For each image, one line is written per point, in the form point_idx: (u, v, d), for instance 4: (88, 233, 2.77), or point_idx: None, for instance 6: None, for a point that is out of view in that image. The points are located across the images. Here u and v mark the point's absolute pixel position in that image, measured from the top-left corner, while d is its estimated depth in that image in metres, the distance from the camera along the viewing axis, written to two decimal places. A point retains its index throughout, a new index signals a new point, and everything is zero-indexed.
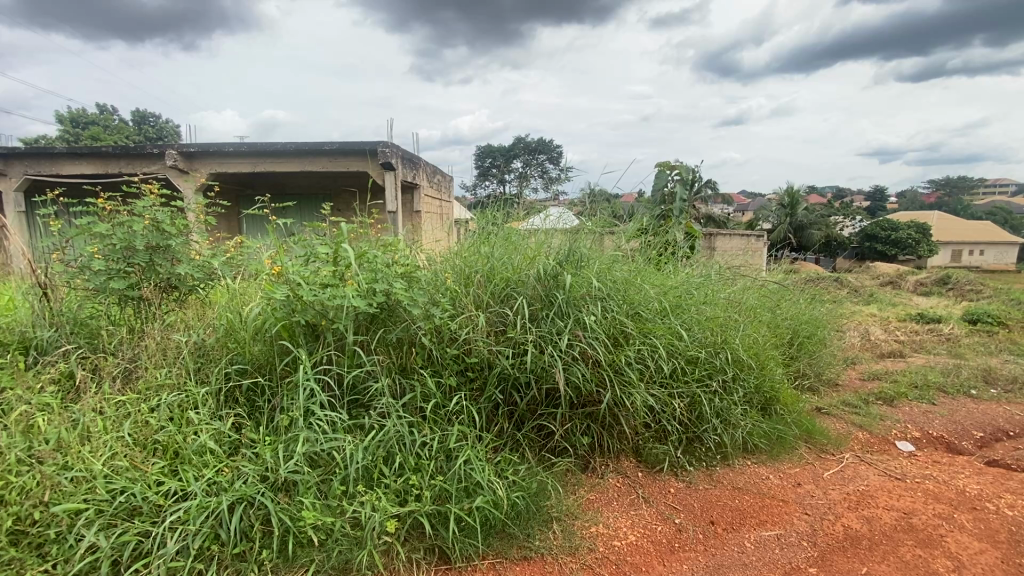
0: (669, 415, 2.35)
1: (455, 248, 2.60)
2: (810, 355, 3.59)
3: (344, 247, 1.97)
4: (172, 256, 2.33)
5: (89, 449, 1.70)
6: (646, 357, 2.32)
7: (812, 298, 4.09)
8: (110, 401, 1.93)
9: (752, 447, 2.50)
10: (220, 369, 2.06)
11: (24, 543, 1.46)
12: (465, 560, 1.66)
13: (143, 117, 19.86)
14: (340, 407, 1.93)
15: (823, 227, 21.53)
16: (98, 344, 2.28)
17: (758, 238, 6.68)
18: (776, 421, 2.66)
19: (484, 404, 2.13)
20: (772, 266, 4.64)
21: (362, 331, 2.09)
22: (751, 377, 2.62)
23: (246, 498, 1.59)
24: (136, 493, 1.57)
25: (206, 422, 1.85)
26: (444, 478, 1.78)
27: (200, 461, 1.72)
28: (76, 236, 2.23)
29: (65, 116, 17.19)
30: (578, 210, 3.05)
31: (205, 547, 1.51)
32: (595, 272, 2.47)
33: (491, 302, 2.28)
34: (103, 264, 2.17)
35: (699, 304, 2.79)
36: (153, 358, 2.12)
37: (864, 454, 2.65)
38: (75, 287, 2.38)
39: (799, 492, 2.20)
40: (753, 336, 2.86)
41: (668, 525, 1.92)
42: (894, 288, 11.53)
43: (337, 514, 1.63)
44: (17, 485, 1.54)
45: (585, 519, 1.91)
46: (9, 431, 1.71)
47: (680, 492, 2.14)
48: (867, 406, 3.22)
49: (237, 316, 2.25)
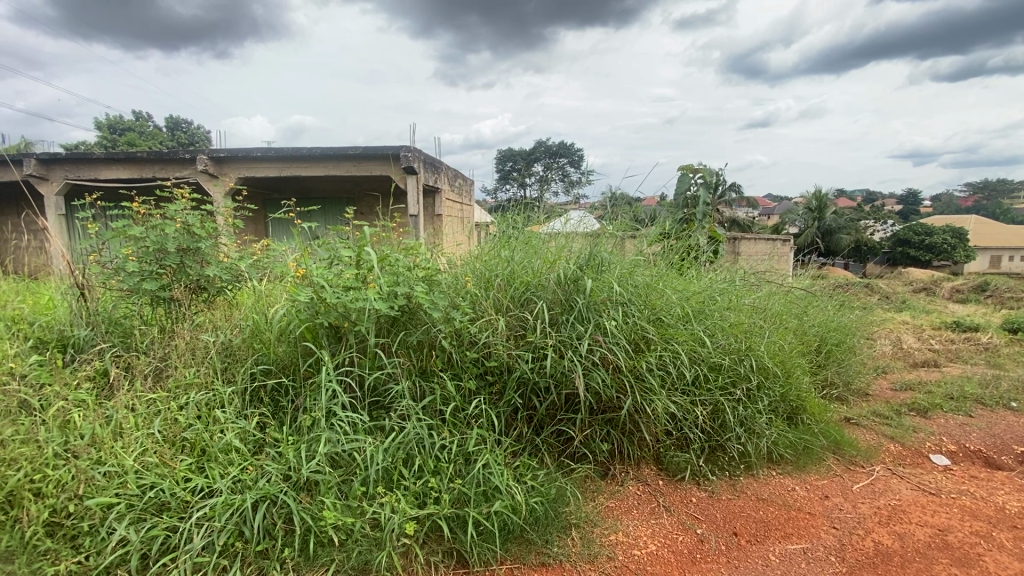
0: (692, 423, 2.30)
1: (475, 252, 2.63)
2: (838, 363, 3.49)
3: (365, 251, 2.02)
4: (202, 258, 2.39)
5: (122, 444, 1.76)
6: (667, 364, 2.28)
7: (840, 305, 3.99)
8: (142, 398, 1.98)
9: (778, 457, 2.44)
10: (246, 369, 2.11)
11: (59, 534, 1.56)
12: (483, 564, 1.65)
13: (176, 121, 20.66)
14: (360, 408, 1.96)
15: (853, 230, 20.96)
16: (131, 343, 2.35)
17: (786, 242, 6.49)
18: (803, 431, 2.59)
19: (503, 408, 2.12)
20: (797, 271, 4.53)
21: (383, 334, 2.11)
22: (777, 386, 2.57)
23: (269, 497, 1.62)
24: (164, 489, 1.62)
25: (232, 421, 1.89)
26: (463, 482, 1.79)
27: (226, 459, 1.76)
28: (112, 238, 2.31)
29: (103, 122, 18.03)
30: (598, 214, 3.03)
31: (230, 544, 1.54)
32: (617, 276, 2.45)
33: (511, 306, 2.29)
34: (137, 266, 2.24)
35: (723, 310, 2.74)
36: (182, 358, 2.18)
37: (896, 467, 2.55)
38: (110, 288, 2.46)
39: (827, 505, 2.13)
40: (779, 344, 2.80)
41: (690, 535, 1.88)
42: (928, 293, 11.30)
43: (357, 514, 1.64)
44: (54, 479, 1.62)
45: (605, 526, 1.89)
46: (47, 427, 1.79)
47: (702, 501, 2.10)
48: (899, 417, 3.11)
49: (263, 318, 2.31)
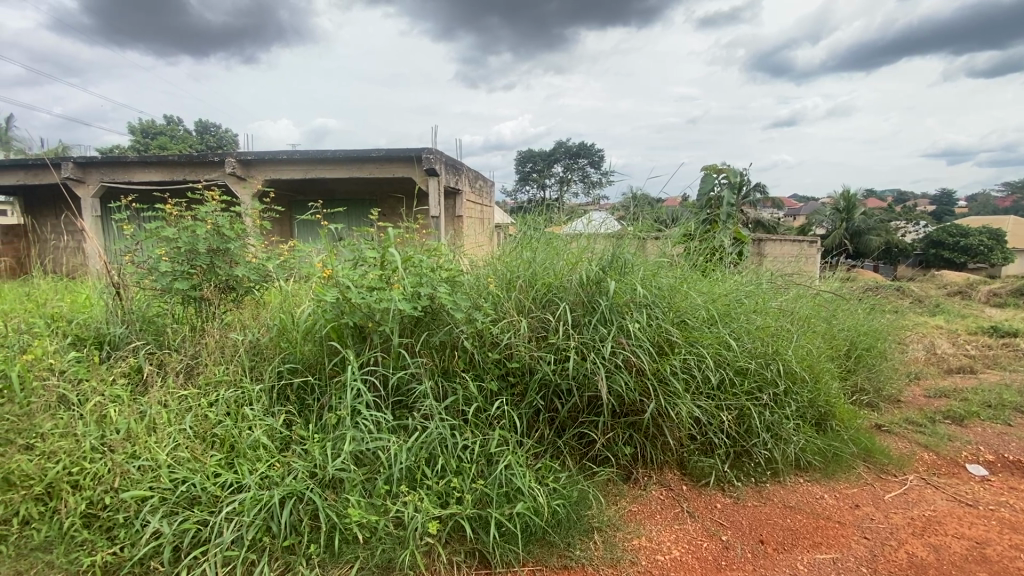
0: (716, 428, 2.26)
1: (497, 253, 2.64)
2: (869, 369, 3.39)
3: (390, 252, 2.04)
4: (231, 259, 2.46)
5: (155, 439, 1.82)
6: (692, 367, 2.25)
7: (870, 308, 3.88)
8: (174, 395, 2.04)
9: (805, 464, 2.38)
10: (274, 367, 2.15)
11: (96, 526, 1.63)
12: (505, 565, 1.65)
13: (206, 126, 21.23)
14: (384, 407, 1.99)
15: (883, 232, 20.35)
16: (163, 341, 2.42)
17: (813, 244, 6.33)
18: (831, 438, 2.52)
19: (525, 410, 2.12)
20: (825, 274, 4.43)
21: (407, 334, 2.13)
22: (805, 391, 2.51)
23: (295, 493, 1.66)
24: (196, 484, 1.67)
25: (260, 418, 1.94)
26: (485, 482, 1.79)
27: (254, 455, 1.80)
28: (146, 240, 2.39)
29: (136, 127, 18.64)
30: (620, 215, 3.01)
31: (258, 538, 1.57)
32: (640, 278, 2.43)
33: (533, 307, 2.29)
34: (170, 266, 2.30)
35: (749, 313, 2.69)
36: (212, 355, 2.24)
37: (930, 477, 2.46)
38: (144, 287, 2.55)
39: (857, 514, 2.07)
40: (807, 348, 2.73)
41: (715, 542, 1.85)
42: (963, 297, 10.89)
43: (381, 513, 1.66)
44: (92, 471, 1.69)
45: (628, 530, 1.87)
46: (85, 421, 1.86)
47: (727, 507, 2.06)
48: (933, 425, 3.00)
49: (290, 317, 2.35)
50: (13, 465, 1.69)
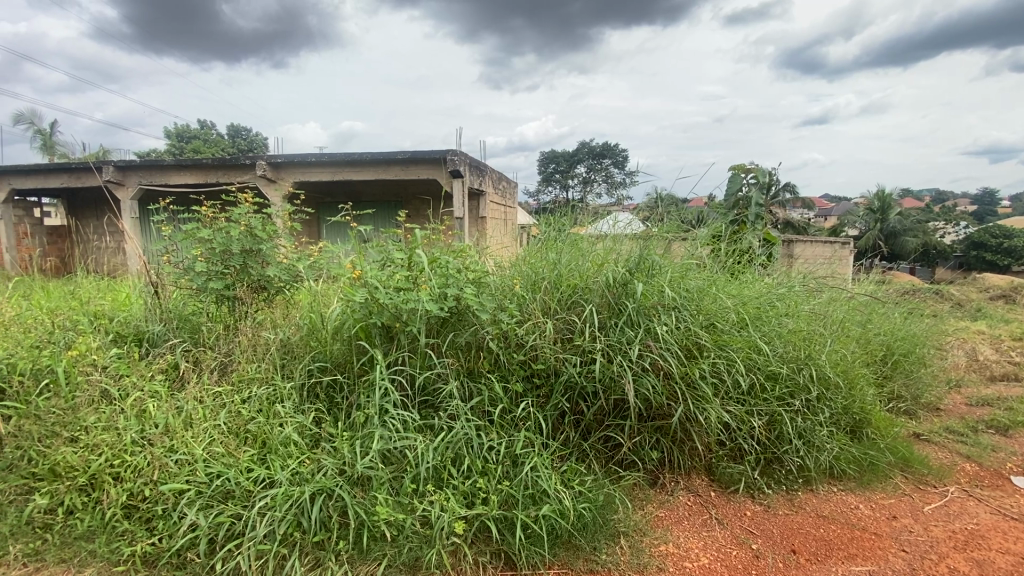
0: (746, 434, 2.22)
1: (522, 254, 2.64)
2: (907, 375, 3.27)
3: (417, 253, 2.07)
4: (263, 259, 2.51)
5: (192, 434, 1.88)
6: (721, 372, 2.21)
7: (907, 313, 3.74)
8: (209, 391, 2.10)
9: (839, 473, 2.31)
10: (304, 366, 2.20)
11: (136, 516, 1.69)
12: (531, 567, 1.65)
13: (237, 129, 21.85)
14: (411, 406, 2.01)
15: (920, 233, 19.61)
16: (198, 339, 2.50)
17: (847, 245, 6.13)
18: (867, 446, 2.44)
19: (550, 412, 2.12)
20: (860, 276, 4.29)
21: (433, 334, 2.15)
22: (839, 398, 2.43)
23: (325, 490, 1.69)
24: (230, 478, 1.72)
25: (291, 415, 1.98)
26: (511, 484, 1.80)
27: (285, 452, 1.84)
28: (183, 240, 2.47)
29: (171, 131, 19.29)
30: (645, 216, 2.97)
31: (289, 533, 1.61)
32: (668, 280, 2.39)
33: (558, 309, 2.28)
34: (205, 265, 2.37)
35: (781, 317, 2.62)
36: (246, 353, 2.30)
37: (972, 489, 2.35)
38: (181, 287, 2.63)
39: (895, 526, 2.00)
40: (841, 353, 2.65)
41: (745, 550, 1.81)
42: (1007, 301, 10.41)
43: (408, 511, 1.68)
44: (133, 464, 1.76)
45: (654, 536, 1.84)
46: (125, 415, 1.93)
47: (757, 515, 2.01)
48: (976, 435, 2.87)
49: (320, 316, 2.40)
50: (59, 457, 1.78)
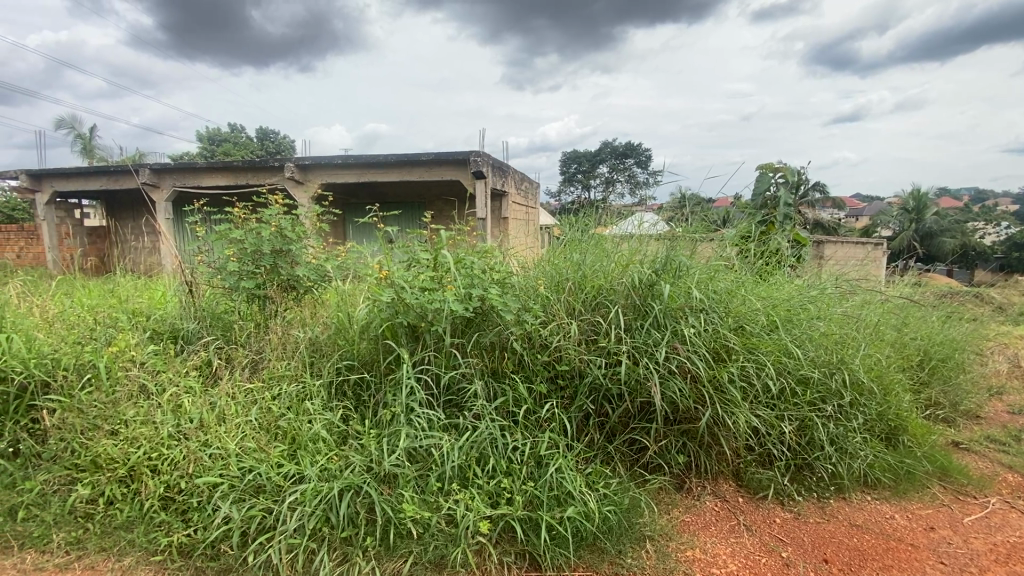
0: (776, 439, 2.17)
1: (546, 255, 2.64)
2: (945, 382, 3.15)
3: (442, 254, 2.09)
4: (292, 259, 2.57)
5: (225, 429, 1.93)
6: (751, 375, 2.17)
7: (945, 317, 3.60)
8: (241, 388, 2.16)
9: (874, 481, 2.24)
10: (332, 364, 2.24)
11: (172, 508, 1.74)
12: (556, 569, 1.64)
13: (265, 132, 22.39)
14: (436, 406, 2.03)
15: (958, 234, 18.88)
16: (231, 336, 2.58)
17: (880, 246, 5.94)
18: (903, 455, 2.36)
19: (575, 413, 2.11)
20: (895, 278, 4.15)
21: (458, 334, 2.17)
22: (873, 404, 2.36)
23: (353, 486, 1.71)
24: (261, 473, 1.76)
25: (320, 412, 2.02)
26: (536, 485, 1.80)
27: (314, 448, 1.88)
28: (217, 241, 2.55)
29: (202, 134, 19.89)
30: (669, 216, 2.93)
31: (318, 528, 1.64)
32: (695, 281, 2.36)
33: (582, 310, 2.27)
34: (237, 265, 2.44)
35: (812, 319, 2.56)
36: (276, 351, 2.36)
37: (1016, 500, 2.25)
38: (214, 285, 2.71)
39: (932, 537, 1.93)
40: (875, 357, 2.58)
41: (774, 558, 1.77)
42: None
43: (433, 509, 1.69)
44: (169, 457, 1.82)
45: (680, 541, 1.82)
46: (162, 410, 2.00)
47: (787, 523, 1.97)
48: (1020, 445, 2.75)
49: (347, 316, 2.43)
50: (101, 449, 1.85)
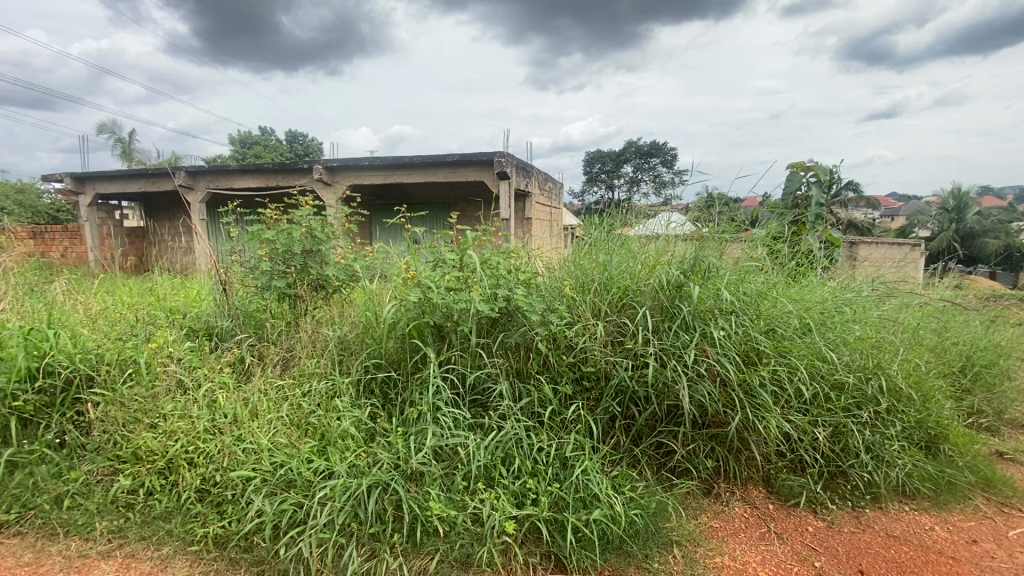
0: (809, 446, 2.12)
1: (571, 255, 2.63)
2: (988, 389, 3.02)
3: (468, 254, 2.10)
4: (322, 259, 2.63)
5: (258, 424, 1.98)
6: (782, 380, 2.12)
7: (989, 322, 3.44)
8: (273, 384, 2.22)
9: (912, 491, 2.16)
10: (360, 362, 2.28)
11: (208, 500, 1.80)
12: (581, 571, 1.64)
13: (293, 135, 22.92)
14: (462, 405, 2.04)
15: (1002, 234, 18.03)
16: (262, 334, 2.65)
17: (919, 248, 5.71)
18: (943, 464, 2.27)
19: (601, 415, 2.10)
20: (934, 281, 3.99)
21: (484, 334, 2.18)
22: (912, 411, 2.28)
23: (381, 483, 1.74)
24: (293, 468, 1.80)
25: (348, 409, 2.05)
26: (561, 486, 1.79)
27: (343, 445, 1.91)
28: (250, 241, 2.62)
29: (234, 138, 20.51)
30: (696, 216, 2.89)
31: (346, 523, 1.66)
32: (725, 283, 2.32)
33: (608, 311, 2.26)
34: (269, 265, 2.51)
35: (847, 323, 2.48)
36: (306, 349, 2.41)
37: None
38: (246, 284, 2.79)
39: (975, 550, 1.85)
40: (914, 363, 2.48)
41: (807, 567, 1.73)
42: None
43: (459, 508, 1.70)
44: (205, 450, 1.88)
45: (709, 547, 1.79)
46: (198, 404, 2.06)
47: (820, 532, 1.92)
48: None
49: (374, 315, 2.47)
50: (141, 441, 1.93)
